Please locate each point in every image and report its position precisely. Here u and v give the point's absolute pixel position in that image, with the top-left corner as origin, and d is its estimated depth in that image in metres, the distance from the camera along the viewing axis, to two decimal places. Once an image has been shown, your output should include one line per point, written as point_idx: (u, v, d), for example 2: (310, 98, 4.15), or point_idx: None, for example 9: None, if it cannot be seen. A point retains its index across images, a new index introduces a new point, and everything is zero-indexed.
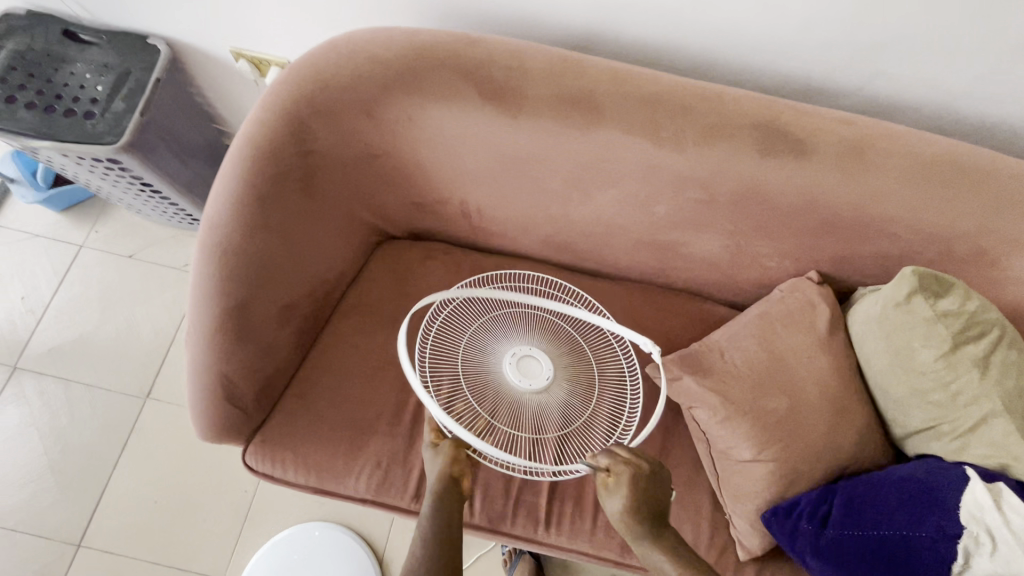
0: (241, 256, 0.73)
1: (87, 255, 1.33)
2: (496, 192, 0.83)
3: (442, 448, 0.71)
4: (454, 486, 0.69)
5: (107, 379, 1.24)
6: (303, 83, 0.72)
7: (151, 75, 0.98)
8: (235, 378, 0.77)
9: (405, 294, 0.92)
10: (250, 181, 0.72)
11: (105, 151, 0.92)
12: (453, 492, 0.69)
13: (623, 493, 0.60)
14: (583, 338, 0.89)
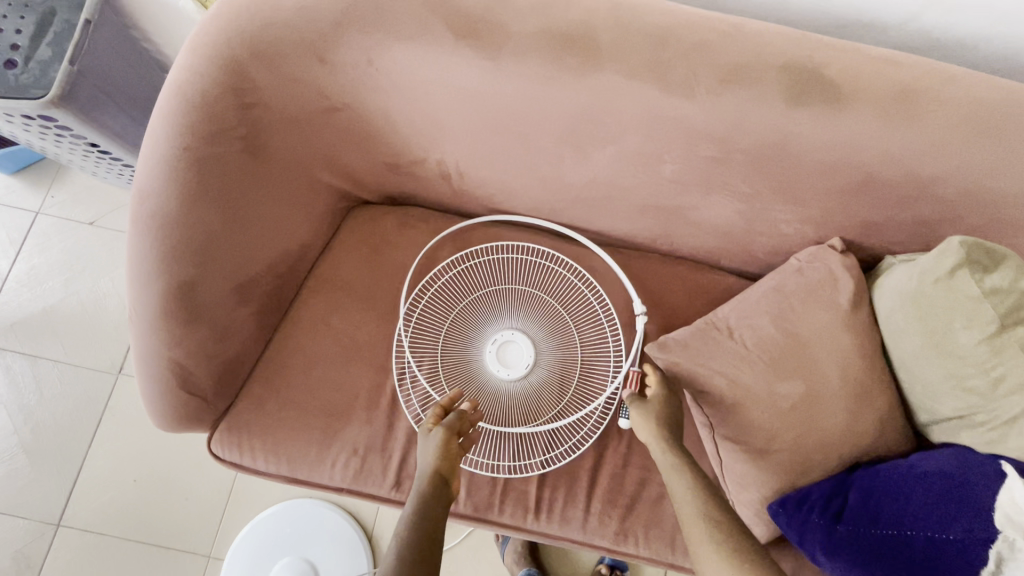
0: (182, 227, 0.65)
1: (43, 223, 1.23)
2: (476, 149, 0.73)
3: (432, 439, 0.66)
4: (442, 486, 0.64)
5: (76, 355, 1.17)
6: (240, 22, 0.61)
7: (79, 15, 0.85)
8: (189, 363, 0.70)
9: (380, 267, 0.84)
10: (184, 140, 0.63)
11: (31, 106, 0.80)
12: (440, 495, 0.63)
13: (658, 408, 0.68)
14: (572, 314, 0.82)
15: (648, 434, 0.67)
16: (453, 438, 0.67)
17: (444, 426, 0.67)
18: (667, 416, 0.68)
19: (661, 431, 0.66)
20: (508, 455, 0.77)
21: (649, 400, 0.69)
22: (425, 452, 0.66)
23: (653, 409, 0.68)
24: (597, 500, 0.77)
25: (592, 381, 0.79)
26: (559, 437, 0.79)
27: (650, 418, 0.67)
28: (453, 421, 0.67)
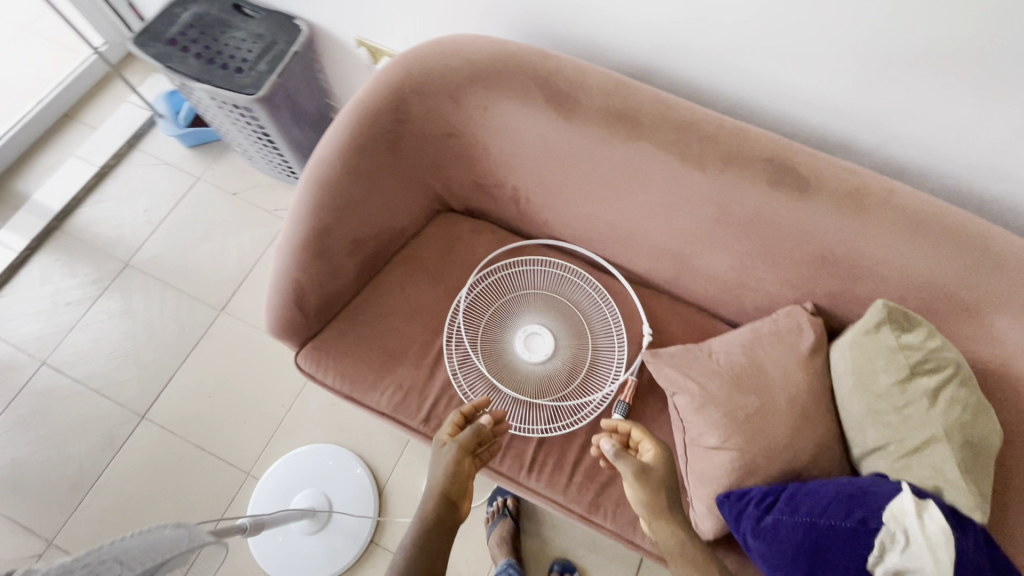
0: (333, 190, 0.92)
1: (201, 186, 1.59)
2: (543, 182, 0.99)
3: (446, 456, 0.81)
4: (450, 503, 0.78)
5: (195, 289, 1.47)
6: (409, 66, 0.91)
7: (291, 48, 1.21)
8: (306, 287, 0.95)
9: (452, 257, 1.09)
10: (353, 133, 0.92)
11: (245, 101, 1.15)
12: (447, 512, 0.77)
13: (656, 480, 0.79)
14: (590, 324, 1.04)
15: (647, 502, 0.78)
16: (464, 455, 0.82)
17: (457, 442, 0.82)
18: (664, 483, 0.79)
19: (660, 500, 0.78)
20: (517, 418, 0.97)
21: (648, 471, 0.79)
22: (438, 463, 0.81)
23: (653, 482, 0.78)
24: (580, 471, 0.95)
25: (595, 377, 1.00)
26: (560, 413, 0.97)
27: (652, 490, 0.78)
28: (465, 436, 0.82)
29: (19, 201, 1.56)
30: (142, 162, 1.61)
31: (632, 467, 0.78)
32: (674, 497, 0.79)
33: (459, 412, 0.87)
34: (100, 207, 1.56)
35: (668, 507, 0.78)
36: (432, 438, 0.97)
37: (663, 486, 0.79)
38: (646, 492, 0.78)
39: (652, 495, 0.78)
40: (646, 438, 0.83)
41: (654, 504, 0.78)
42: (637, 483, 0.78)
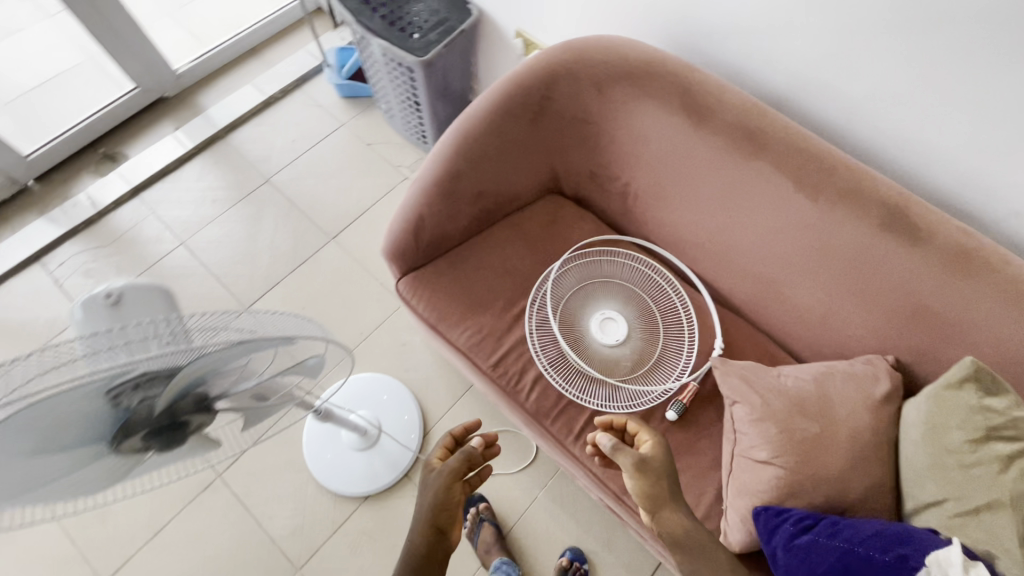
0: (473, 143, 1.04)
1: (343, 131, 1.79)
2: (656, 182, 1.07)
3: (433, 483, 0.84)
4: (440, 536, 0.82)
5: (315, 214, 1.66)
6: (569, 51, 1.02)
7: (460, 26, 1.38)
8: (426, 221, 1.07)
9: (552, 233, 1.19)
10: (504, 98, 1.03)
11: (411, 61, 1.33)
12: (436, 544, 0.81)
13: (655, 473, 0.79)
14: (664, 326, 1.10)
15: (649, 494, 0.80)
16: (456, 480, 0.84)
17: (446, 467, 0.85)
18: (663, 474, 0.80)
19: (661, 493, 0.79)
20: (577, 388, 1.03)
21: (648, 465, 0.80)
22: (427, 489, 0.85)
23: (653, 475, 0.79)
24: None
25: (658, 373, 1.05)
26: (617, 394, 1.03)
27: (653, 483, 0.79)
28: (450, 463, 0.85)
29: (198, 109, 1.83)
30: (300, 99, 1.84)
31: (630, 459, 0.79)
32: (674, 488, 0.80)
33: (449, 434, 0.95)
34: (257, 128, 1.79)
35: (668, 502, 0.79)
36: (496, 383, 1.05)
37: (662, 478, 0.80)
38: (647, 484, 0.79)
39: (654, 487, 0.79)
40: (641, 430, 0.86)
41: (657, 496, 0.79)
42: (638, 475, 0.79)
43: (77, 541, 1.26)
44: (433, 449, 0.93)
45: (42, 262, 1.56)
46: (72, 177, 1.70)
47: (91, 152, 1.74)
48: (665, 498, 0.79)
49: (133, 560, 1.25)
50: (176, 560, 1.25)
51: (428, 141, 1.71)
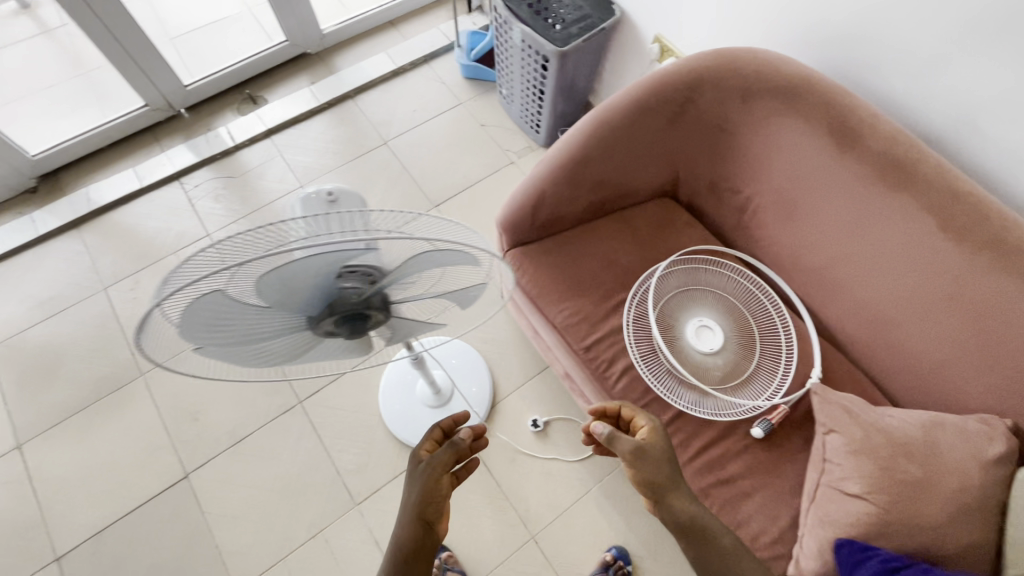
0: (608, 133, 1.07)
1: (461, 109, 1.87)
2: (782, 201, 1.06)
3: (420, 474, 0.83)
4: (426, 529, 0.80)
5: (423, 182, 1.75)
6: (720, 58, 1.02)
7: (602, 24, 1.42)
8: (546, 200, 1.12)
9: (661, 234, 1.20)
10: (647, 96, 1.05)
11: (550, 50, 1.38)
12: (424, 538, 0.79)
13: (653, 461, 0.83)
14: (761, 345, 1.09)
15: (650, 482, 0.83)
16: (443, 471, 0.84)
17: (434, 460, 0.84)
18: (662, 460, 0.84)
19: (660, 480, 0.83)
20: (665, 386, 1.04)
21: (646, 453, 0.83)
22: (413, 483, 0.83)
23: (652, 462, 0.83)
24: (703, 458, 1.00)
25: (747, 389, 1.05)
26: (704, 400, 1.03)
27: (652, 470, 0.83)
28: (439, 455, 0.85)
29: (334, 68, 1.97)
30: (427, 73, 1.94)
31: (629, 445, 0.83)
32: (674, 473, 0.84)
33: (438, 429, 0.93)
34: (383, 94, 1.90)
35: (668, 488, 0.82)
36: (586, 366, 1.09)
37: (660, 464, 0.83)
38: (648, 472, 0.83)
39: (653, 472, 0.83)
40: (636, 416, 0.90)
41: (658, 481, 0.83)
42: (636, 462, 0.83)
43: (171, 432, 1.38)
44: (421, 441, 0.91)
45: (180, 181, 1.73)
46: (216, 112, 1.88)
47: (236, 93, 1.91)
48: (665, 483, 0.83)
49: (215, 460, 1.36)
50: (251, 470, 1.35)
51: (540, 131, 1.75)
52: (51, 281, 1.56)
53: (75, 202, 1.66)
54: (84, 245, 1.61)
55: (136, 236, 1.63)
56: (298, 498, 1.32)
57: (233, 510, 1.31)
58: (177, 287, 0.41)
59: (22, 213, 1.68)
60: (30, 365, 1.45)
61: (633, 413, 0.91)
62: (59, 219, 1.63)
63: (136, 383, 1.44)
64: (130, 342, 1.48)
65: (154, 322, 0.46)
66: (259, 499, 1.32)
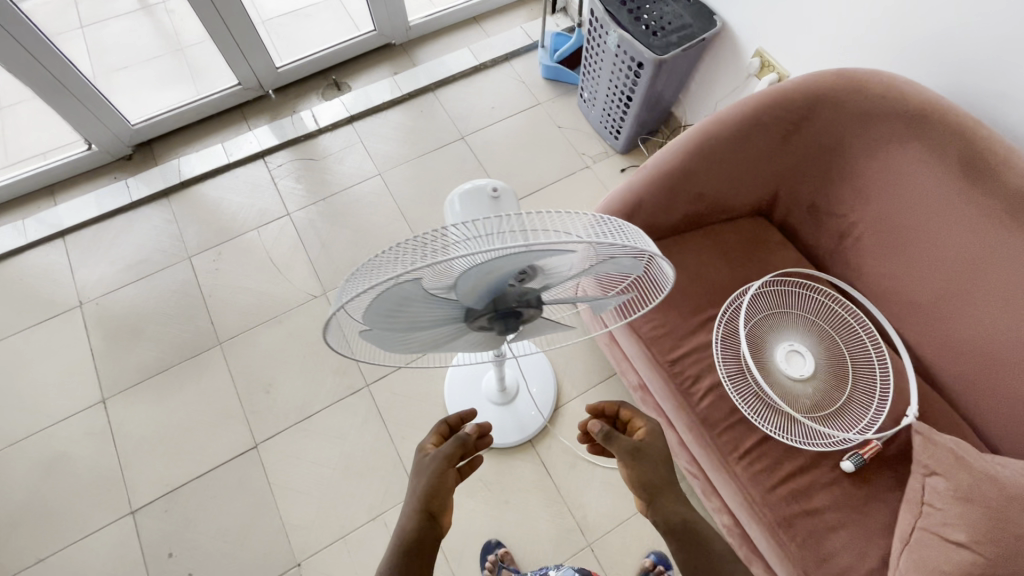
0: (714, 146, 1.07)
1: (539, 109, 1.88)
2: (891, 230, 1.03)
3: (424, 466, 0.78)
4: (428, 524, 0.74)
5: (498, 179, 1.75)
6: (841, 79, 1.00)
7: (703, 34, 1.40)
8: (642, 208, 1.11)
9: (753, 253, 1.17)
10: (760, 112, 1.05)
11: (648, 57, 1.37)
12: (427, 533, 0.73)
13: (647, 462, 0.77)
14: (854, 378, 1.05)
15: (645, 485, 0.77)
16: (449, 464, 0.78)
17: (439, 452, 0.79)
18: (658, 462, 0.78)
19: (656, 483, 0.77)
20: (751, 409, 1.02)
21: (642, 454, 0.77)
22: (417, 475, 0.78)
23: (646, 464, 0.77)
24: (787, 487, 0.97)
25: (836, 420, 1.01)
26: (791, 427, 1.01)
27: (646, 471, 0.77)
28: (446, 447, 0.80)
29: (416, 60, 1.99)
30: (508, 72, 1.95)
31: (625, 445, 0.77)
32: (672, 476, 0.78)
33: (444, 423, 0.88)
34: (463, 89, 1.92)
35: (664, 489, 0.77)
36: (669, 381, 1.08)
37: (655, 466, 0.78)
38: (646, 473, 0.77)
39: (648, 474, 0.77)
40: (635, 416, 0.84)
41: (654, 485, 0.77)
42: (629, 462, 0.77)
43: (242, 402, 1.43)
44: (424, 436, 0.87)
45: (264, 160, 1.78)
46: (301, 95, 1.93)
47: (321, 78, 1.96)
48: (661, 487, 0.77)
49: (283, 433, 1.39)
50: (317, 447, 1.38)
51: (619, 138, 1.74)
52: (140, 246, 1.63)
53: (166, 173, 1.74)
54: (172, 214, 1.68)
55: (221, 210, 1.69)
56: (361, 480, 1.34)
57: (298, 484, 1.34)
58: (353, 294, 0.44)
59: (117, 179, 1.76)
60: (118, 324, 1.52)
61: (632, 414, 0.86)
62: (151, 188, 1.71)
63: (213, 351, 1.49)
64: (209, 311, 1.54)
65: (339, 320, 0.51)
66: (323, 476, 1.35)
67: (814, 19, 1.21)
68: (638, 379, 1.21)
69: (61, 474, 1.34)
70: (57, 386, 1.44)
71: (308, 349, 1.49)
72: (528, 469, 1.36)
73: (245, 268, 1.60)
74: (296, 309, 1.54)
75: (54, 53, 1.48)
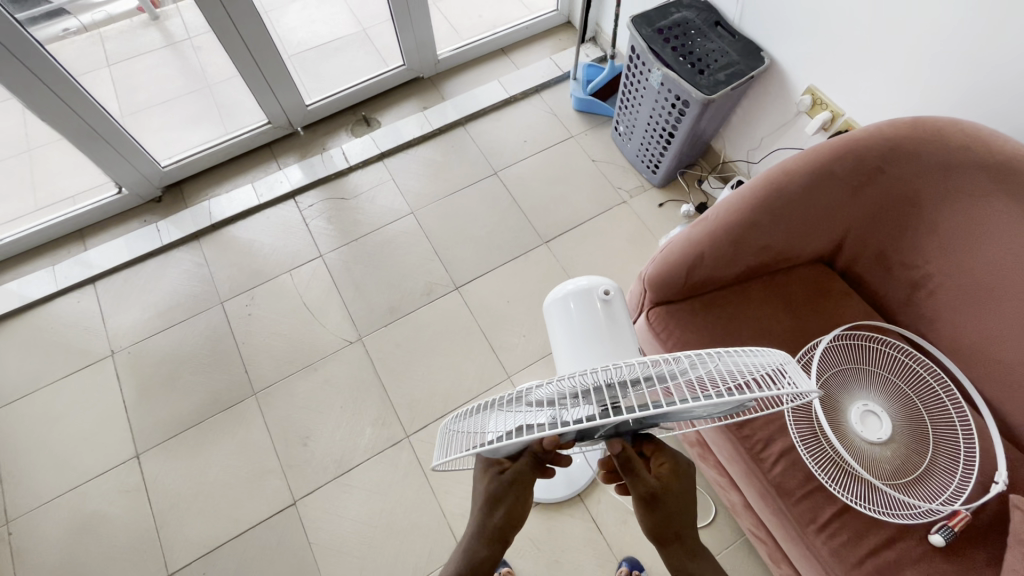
0: (782, 197, 1.02)
1: (572, 143, 1.84)
2: (973, 285, 0.97)
3: (496, 490, 0.66)
4: (496, 548, 0.69)
5: (534, 216, 1.71)
6: (920, 129, 0.96)
7: (751, 72, 1.35)
8: (704, 259, 1.07)
9: (818, 302, 1.12)
10: (832, 161, 1.00)
11: (696, 97, 1.33)
12: (491, 560, 0.69)
13: (660, 508, 0.65)
14: (937, 439, 0.97)
15: (654, 530, 0.68)
16: (528, 481, 0.65)
17: (512, 473, 0.64)
18: (673, 508, 0.66)
19: (666, 529, 0.67)
20: (827, 475, 0.95)
21: (657, 501, 0.65)
22: (487, 497, 0.67)
23: (658, 511, 0.66)
24: (874, 562, 0.91)
25: (921, 487, 0.93)
26: (872, 495, 0.93)
27: (658, 516, 0.66)
28: (520, 469, 0.64)
29: (444, 94, 1.97)
30: (539, 104, 1.92)
31: (640, 492, 0.63)
32: (688, 521, 0.68)
33: None
34: (493, 123, 1.89)
35: (675, 533, 0.67)
36: (737, 442, 1.03)
37: (671, 512, 0.66)
38: (655, 516, 0.66)
39: (659, 521, 0.66)
40: (659, 451, 0.67)
41: (665, 530, 0.67)
42: (637, 506, 0.66)
43: (280, 456, 1.38)
44: None
45: (295, 201, 1.75)
46: (331, 132, 1.91)
47: (350, 114, 1.94)
48: (669, 533, 0.68)
49: (323, 489, 1.34)
50: (357, 503, 1.33)
51: (657, 172, 1.69)
52: (172, 291, 1.60)
53: (196, 215, 1.71)
54: (203, 257, 1.66)
55: (253, 252, 1.66)
56: (404, 539, 1.29)
57: (338, 544, 1.29)
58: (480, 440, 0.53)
59: (147, 222, 1.74)
60: (150, 374, 1.48)
61: (655, 448, 0.67)
62: (182, 231, 1.68)
63: (248, 403, 1.45)
64: (243, 360, 1.50)
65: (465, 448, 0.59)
66: (364, 535, 1.30)
67: (873, 60, 1.17)
68: (696, 436, 1.17)
69: (95, 534, 1.30)
70: (90, 440, 1.40)
71: (345, 398, 1.45)
72: (580, 525, 1.30)
73: (279, 312, 1.56)
74: (332, 355, 1.50)
75: (91, 103, 1.47)
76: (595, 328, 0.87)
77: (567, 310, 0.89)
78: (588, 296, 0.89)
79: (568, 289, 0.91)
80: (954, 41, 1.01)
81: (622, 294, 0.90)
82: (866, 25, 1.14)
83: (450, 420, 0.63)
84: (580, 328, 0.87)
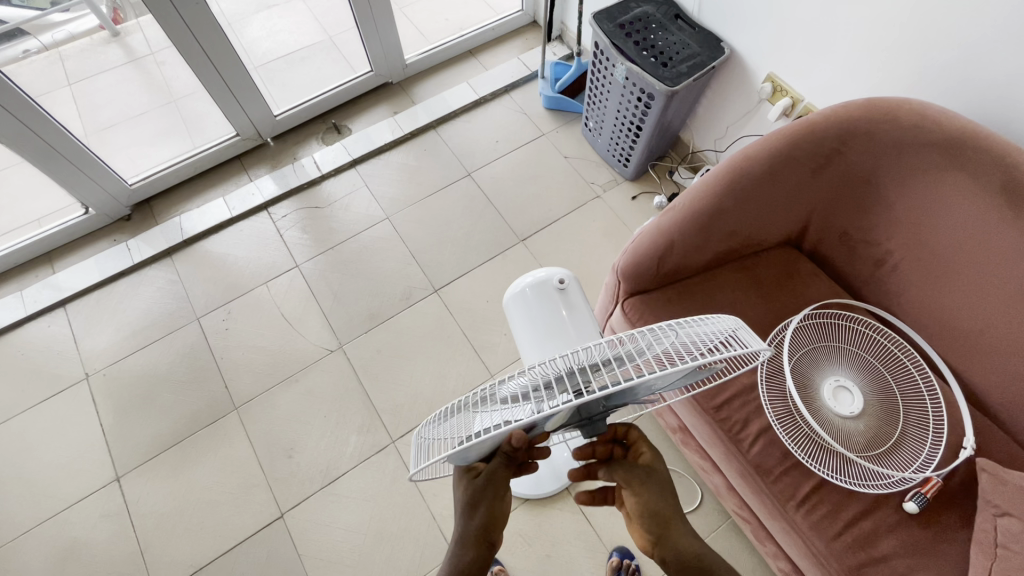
0: (745, 182, 1.04)
1: (544, 140, 1.85)
2: (932, 258, 1.00)
3: (475, 488, 0.66)
4: (485, 548, 0.67)
5: (510, 215, 1.72)
6: (872, 110, 0.98)
7: (712, 62, 1.38)
8: (674, 247, 1.09)
9: (787, 284, 1.15)
10: (792, 145, 1.02)
11: (659, 89, 1.35)
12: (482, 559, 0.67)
13: (656, 474, 0.69)
14: (906, 408, 1.00)
15: (659, 507, 0.67)
16: (506, 476, 0.66)
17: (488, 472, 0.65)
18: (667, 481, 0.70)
19: (668, 505, 0.67)
20: (802, 451, 0.97)
21: (655, 467, 0.70)
22: (468, 499, 0.66)
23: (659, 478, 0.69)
24: (852, 532, 0.93)
25: (894, 457, 0.96)
26: (847, 468, 0.95)
27: (659, 485, 0.68)
28: (495, 468, 0.64)
29: (414, 99, 1.97)
30: (509, 104, 1.93)
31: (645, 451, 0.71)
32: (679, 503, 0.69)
33: None
34: (464, 124, 1.89)
35: (674, 516, 0.67)
36: (716, 425, 1.05)
37: (666, 483, 0.69)
38: (652, 491, 0.68)
39: (660, 491, 0.68)
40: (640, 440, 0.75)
41: (667, 507, 0.67)
42: (640, 470, 0.69)
43: (265, 471, 1.37)
44: None
45: (269, 211, 1.74)
46: (302, 141, 1.90)
47: (320, 123, 1.93)
48: (672, 509, 0.67)
49: (311, 499, 1.34)
50: (347, 512, 1.32)
51: (628, 165, 1.71)
52: (146, 310, 1.58)
53: (168, 231, 1.69)
54: (177, 274, 1.63)
55: (228, 265, 1.64)
56: (395, 544, 1.28)
57: (329, 555, 1.28)
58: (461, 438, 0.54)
59: (117, 241, 1.71)
60: (128, 395, 1.46)
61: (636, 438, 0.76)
62: (154, 248, 1.66)
63: (229, 417, 1.43)
64: (223, 375, 1.48)
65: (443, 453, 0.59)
66: (355, 544, 1.29)
67: (828, 46, 1.20)
68: (677, 422, 1.19)
69: (78, 561, 1.27)
70: (68, 466, 1.37)
71: (329, 408, 1.44)
72: (570, 518, 1.31)
73: (257, 325, 1.55)
74: (312, 366, 1.49)
75: (53, 126, 1.44)
76: (555, 318, 0.89)
77: (524, 297, 0.92)
78: (545, 285, 0.92)
79: (524, 283, 0.93)
80: (902, 24, 1.04)
81: (577, 282, 0.93)
82: (819, 12, 1.17)
83: (425, 427, 0.63)
84: (542, 319, 0.89)
